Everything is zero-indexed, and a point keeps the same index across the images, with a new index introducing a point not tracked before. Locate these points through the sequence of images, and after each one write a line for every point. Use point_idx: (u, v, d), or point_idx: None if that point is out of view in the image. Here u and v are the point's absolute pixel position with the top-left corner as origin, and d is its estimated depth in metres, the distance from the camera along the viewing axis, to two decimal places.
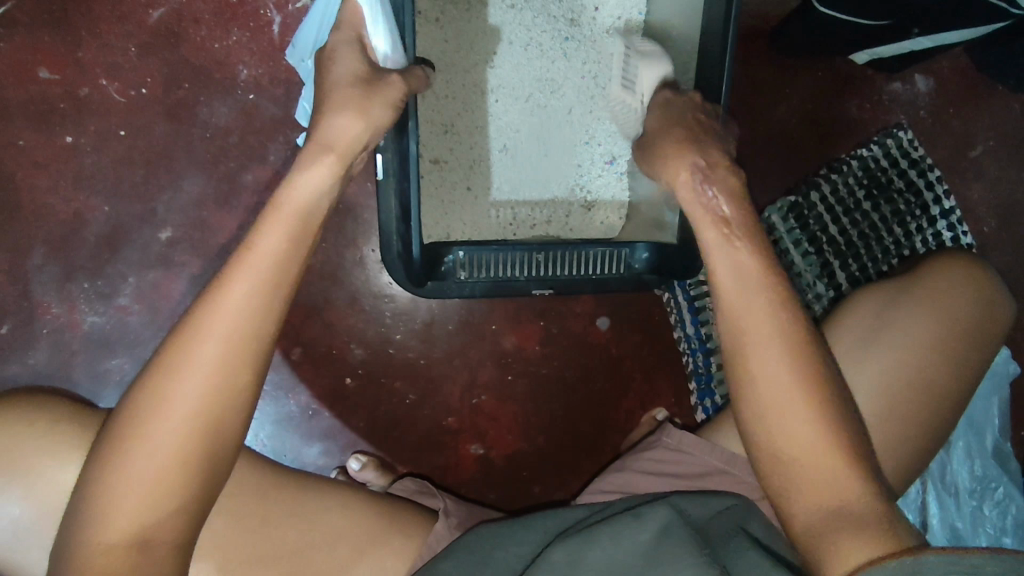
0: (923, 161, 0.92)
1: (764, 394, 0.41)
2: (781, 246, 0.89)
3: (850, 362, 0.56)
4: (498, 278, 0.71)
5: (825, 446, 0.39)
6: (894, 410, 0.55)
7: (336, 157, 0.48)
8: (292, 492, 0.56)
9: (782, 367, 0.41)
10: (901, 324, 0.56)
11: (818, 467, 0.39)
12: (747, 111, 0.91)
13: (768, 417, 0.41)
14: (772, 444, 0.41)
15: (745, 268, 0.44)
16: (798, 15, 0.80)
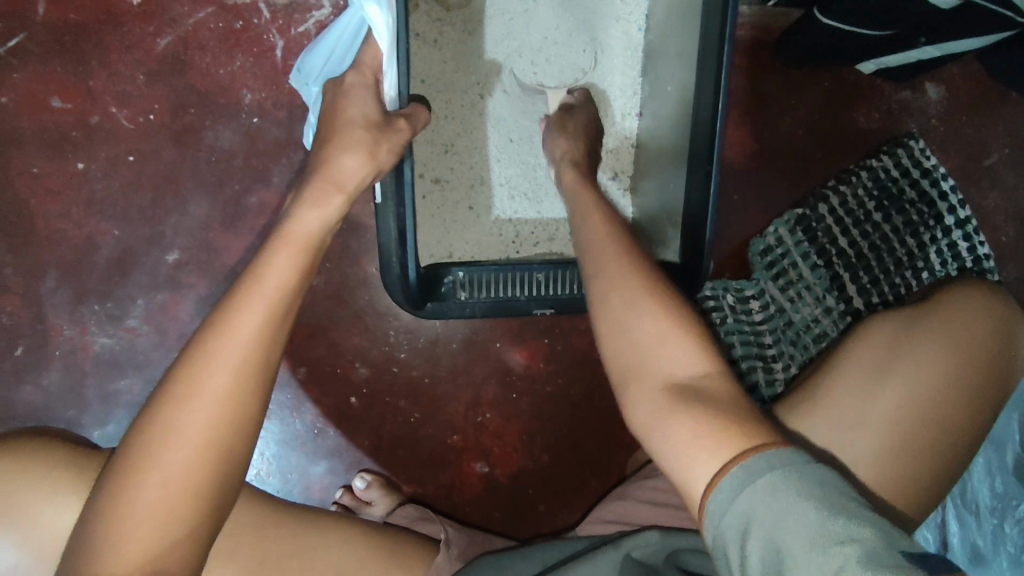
0: (936, 171, 0.90)
1: (620, 295, 0.46)
2: (789, 261, 0.88)
3: (864, 392, 0.53)
4: (498, 298, 0.72)
5: (666, 329, 0.44)
6: (910, 442, 0.52)
7: (345, 195, 0.51)
8: (291, 521, 0.56)
9: (634, 276, 0.46)
10: (916, 355, 0.54)
11: (663, 358, 0.43)
12: (752, 122, 0.90)
13: (622, 314, 0.45)
14: (628, 336, 0.44)
15: (603, 221, 0.54)
16: (802, 26, 0.79)
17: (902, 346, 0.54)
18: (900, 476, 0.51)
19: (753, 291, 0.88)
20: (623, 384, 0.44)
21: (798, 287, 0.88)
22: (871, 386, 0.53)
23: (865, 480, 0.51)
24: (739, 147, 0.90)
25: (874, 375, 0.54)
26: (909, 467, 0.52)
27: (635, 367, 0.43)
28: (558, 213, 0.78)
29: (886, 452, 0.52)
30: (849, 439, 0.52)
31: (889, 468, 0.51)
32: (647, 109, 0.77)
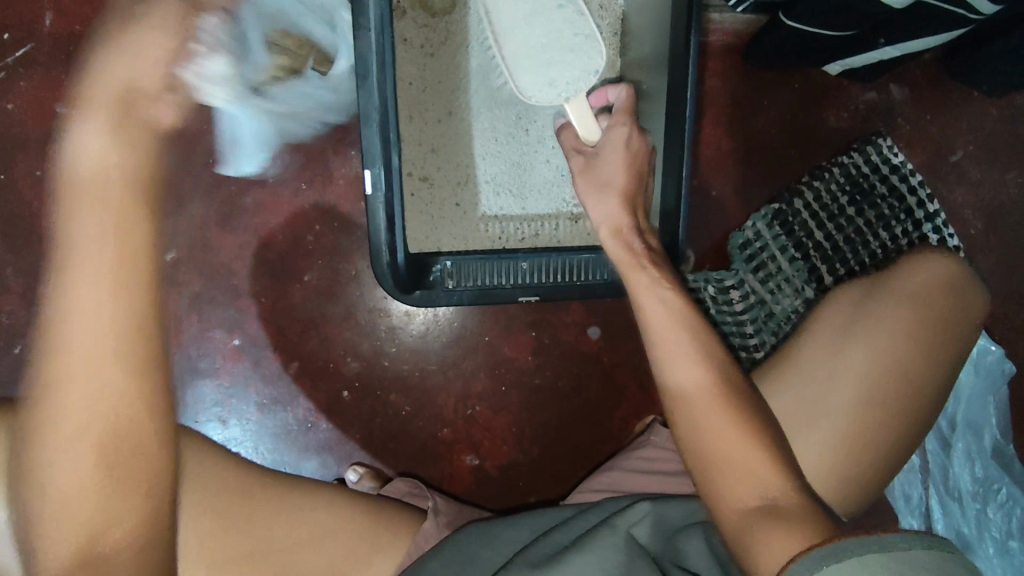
0: (904, 167, 0.94)
1: (692, 407, 0.50)
2: (767, 253, 0.92)
3: (831, 353, 0.56)
4: (484, 287, 0.74)
5: (747, 448, 0.47)
6: (874, 397, 0.54)
7: (122, 58, 0.40)
8: (281, 495, 0.58)
9: (702, 378, 0.50)
10: (876, 314, 0.56)
11: (743, 474, 0.47)
12: (727, 124, 0.94)
13: (695, 422, 0.49)
14: (703, 450, 0.48)
15: (677, 297, 0.55)
16: (769, 30, 0.83)
17: (863, 306, 0.57)
18: (861, 430, 0.54)
19: (732, 282, 0.91)
20: (700, 485, 0.49)
21: (777, 279, 0.91)
22: (833, 342, 0.57)
23: (831, 436, 0.54)
24: (714, 147, 0.94)
25: (836, 333, 0.57)
26: (871, 424, 0.54)
27: (713, 478, 0.48)
28: (543, 210, 0.81)
29: (852, 411, 0.55)
30: (816, 398, 0.55)
31: (851, 424, 0.54)
32: None
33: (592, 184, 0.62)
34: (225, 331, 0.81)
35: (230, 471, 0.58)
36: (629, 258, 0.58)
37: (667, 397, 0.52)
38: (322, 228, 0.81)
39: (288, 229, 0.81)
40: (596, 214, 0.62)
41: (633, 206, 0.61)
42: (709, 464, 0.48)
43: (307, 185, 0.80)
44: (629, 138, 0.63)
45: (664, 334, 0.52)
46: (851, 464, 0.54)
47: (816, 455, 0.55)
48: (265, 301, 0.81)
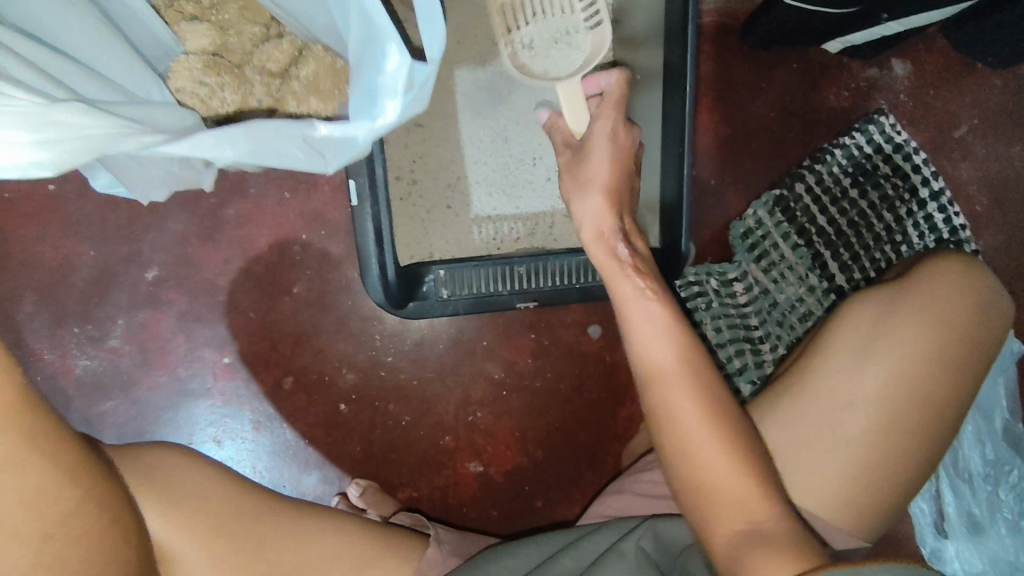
0: (908, 145, 0.90)
1: (677, 430, 0.48)
2: (769, 242, 0.89)
3: (850, 374, 0.55)
4: (481, 294, 0.74)
5: (738, 476, 0.47)
6: (889, 418, 0.54)
7: None
8: (289, 518, 0.56)
9: (691, 398, 0.49)
10: (897, 334, 0.55)
11: (733, 505, 0.47)
12: (725, 108, 0.91)
13: (685, 450, 0.48)
14: (690, 477, 0.48)
15: (664, 307, 0.53)
16: (766, 11, 0.80)
17: (882, 324, 0.56)
18: (872, 449, 0.54)
19: (735, 274, 0.89)
20: (686, 510, 0.49)
21: (781, 267, 0.88)
22: (851, 363, 0.55)
23: (847, 458, 0.54)
24: (711, 133, 0.91)
25: (854, 354, 0.55)
26: (884, 444, 0.54)
27: (701, 509, 0.48)
28: (536, 207, 0.77)
29: (866, 433, 0.54)
30: (831, 422, 0.55)
31: (863, 446, 0.54)
32: None
33: (579, 188, 0.59)
34: (215, 348, 0.78)
35: (227, 493, 0.55)
36: (615, 266, 0.55)
37: (649, 419, 0.51)
38: (309, 237, 0.78)
39: (274, 239, 0.77)
40: (583, 210, 0.59)
41: (619, 210, 0.58)
42: (696, 490, 0.48)
43: (291, 193, 0.77)
44: (613, 132, 0.60)
45: (654, 359, 0.51)
46: (861, 487, 0.55)
47: (826, 474, 0.55)
48: (255, 315, 0.78)
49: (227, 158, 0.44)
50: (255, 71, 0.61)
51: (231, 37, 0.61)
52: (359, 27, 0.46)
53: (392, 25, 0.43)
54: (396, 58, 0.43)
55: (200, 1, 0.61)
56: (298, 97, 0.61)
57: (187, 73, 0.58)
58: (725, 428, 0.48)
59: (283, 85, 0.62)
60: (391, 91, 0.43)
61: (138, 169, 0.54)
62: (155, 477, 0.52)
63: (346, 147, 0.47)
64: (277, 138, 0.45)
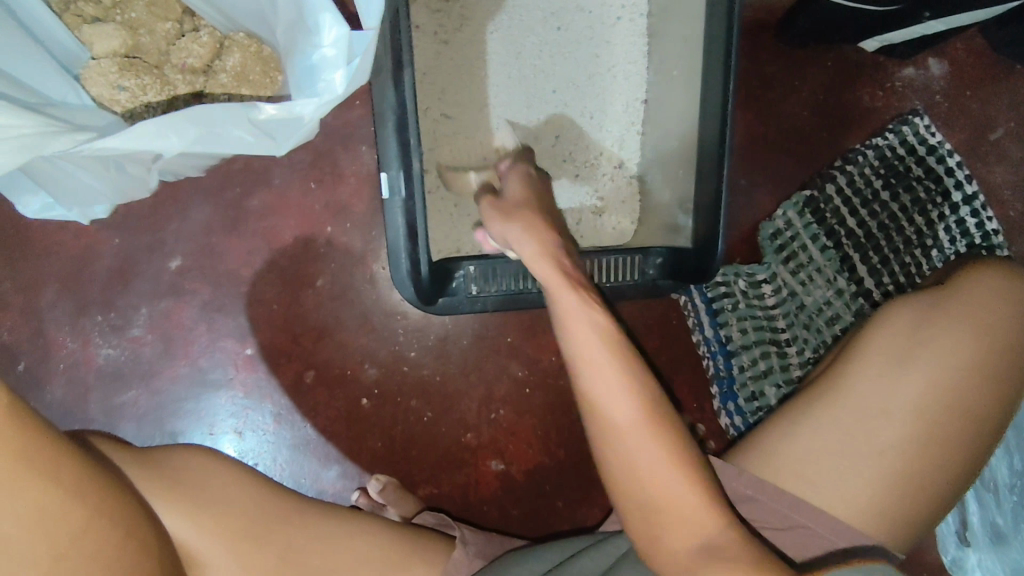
0: (942, 147, 0.88)
1: (639, 475, 0.42)
2: (798, 243, 0.88)
3: (887, 382, 0.53)
4: (509, 292, 0.71)
5: (698, 506, 0.42)
6: (931, 430, 0.52)
7: None
8: (313, 520, 0.55)
9: (643, 427, 0.41)
10: (936, 342, 0.54)
11: (698, 539, 0.42)
12: (756, 107, 0.89)
13: (646, 487, 0.42)
14: (646, 513, 0.42)
15: (602, 320, 0.43)
16: (805, 7, 0.78)
17: (920, 333, 0.55)
18: (918, 461, 0.51)
19: (764, 276, 0.88)
20: (633, 533, 0.45)
21: (809, 270, 0.87)
22: (888, 370, 0.54)
23: (879, 470, 0.52)
24: (743, 132, 0.89)
25: (890, 362, 0.54)
26: (931, 455, 0.52)
27: (659, 544, 0.43)
28: (566, 204, 0.76)
29: (907, 446, 0.52)
30: (869, 433, 0.53)
31: (907, 461, 0.52)
32: (652, 96, 0.76)
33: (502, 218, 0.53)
34: (237, 340, 0.77)
35: (255, 489, 0.55)
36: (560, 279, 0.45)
37: (599, 449, 0.43)
38: (334, 230, 0.77)
39: (299, 231, 0.76)
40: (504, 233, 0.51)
41: None
42: (656, 526, 0.42)
43: (317, 184, 0.76)
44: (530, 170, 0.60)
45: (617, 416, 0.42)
46: (895, 501, 0.52)
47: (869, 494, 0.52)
48: (278, 308, 0.77)
49: (172, 146, 0.48)
50: (175, 70, 0.61)
51: (143, 37, 0.61)
52: (296, 5, 0.52)
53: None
54: (334, 31, 0.50)
55: (102, 3, 0.60)
56: (225, 88, 0.62)
57: (102, 77, 0.58)
58: (683, 455, 0.42)
59: (208, 79, 0.62)
60: (334, 65, 0.50)
61: (68, 177, 0.55)
62: (179, 477, 0.52)
63: (293, 125, 0.51)
64: (222, 120, 0.48)
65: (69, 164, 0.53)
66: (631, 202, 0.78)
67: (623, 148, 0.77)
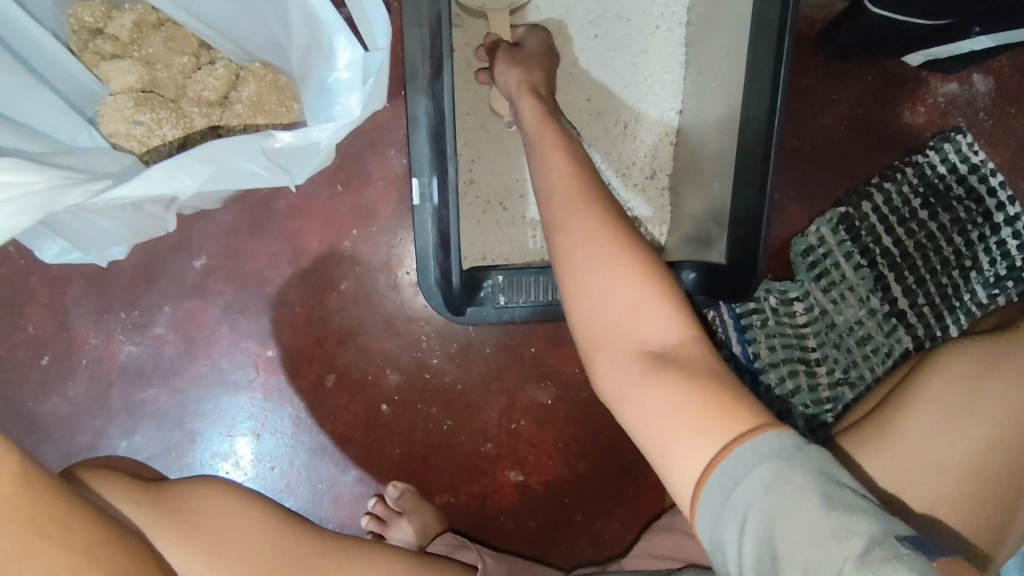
0: (984, 166, 0.86)
1: (596, 276, 0.42)
2: (831, 260, 0.85)
3: (935, 429, 0.51)
4: (538, 303, 0.69)
5: (654, 305, 0.42)
6: (986, 487, 0.49)
7: None
8: (331, 547, 0.55)
9: (603, 224, 0.44)
10: (994, 394, 0.50)
11: (646, 332, 0.42)
12: (792, 118, 0.87)
13: (599, 284, 0.42)
14: (597, 315, 0.42)
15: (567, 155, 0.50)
16: (849, 18, 0.75)
17: (977, 382, 0.51)
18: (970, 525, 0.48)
19: (796, 294, 0.85)
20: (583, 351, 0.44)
21: (842, 288, 0.85)
22: (939, 424, 0.51)
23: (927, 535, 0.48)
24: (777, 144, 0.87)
25: (943, 414, 0.51)
26: (988, 512, 0.48)
27: (606, 346, 0.42)
28: None
29: (956, 506, 0.48)
30: (916, 484, 0.50)
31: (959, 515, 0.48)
32: (688, 107, 0.75)
33: (519, 88, 0.60)
34: (258, 342, 0.77)
35: (273, 519, 0.54)
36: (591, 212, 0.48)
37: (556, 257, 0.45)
38: (359, 233, 0.76)
39: (325, 233, 0.76)
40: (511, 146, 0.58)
41: None
42: (608, 328, 0.42)
43: (343, 185, 0.75)
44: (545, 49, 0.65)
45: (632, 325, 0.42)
46: None
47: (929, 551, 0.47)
48: (301, 310, 0.77)
49: (187, 186, 0.48)
50: (192, 103, 0.62)
51: (160, 72, 0.62)
52: (310, 30, 0.53)
53: (341, 22, 0.50)
54: (347, 55, 0.51)
55: (118, 38, 0.61)
56: (240, 118, 0.62)
57: (118, 113, 0.58)
58: (645, 261, 0.43)
59: (224, 111, 0.63)
60: (350, 87, 0.51)
61: (77, 220, 0.53)
62: (194, 516, 0.52)
63: (311, 152, 0.52)
64: (237, 154, 0.48)
65: (80, 213, 0.52)
66: (663, 213, 0.77)
67: (657, 158, 0.76)
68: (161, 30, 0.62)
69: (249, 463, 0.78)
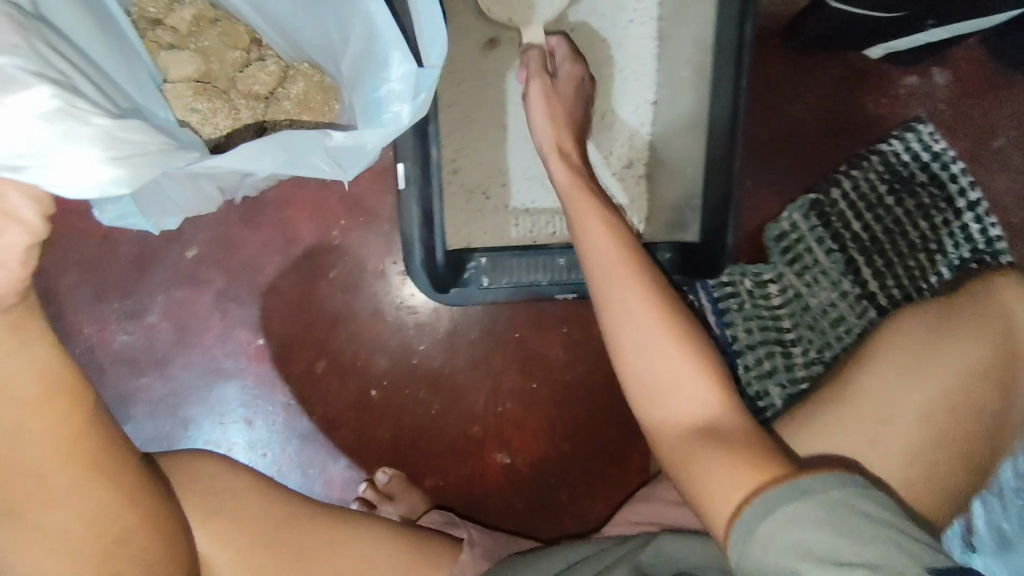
0: (946, 154, 0.90)
1: (637, 343, 0.49)
2: (804, 245, 0.89)
3: (897, 387, 0.57)
4: (520, 283, 0.75)
5: (694, 371, 0.48)
6: (938, 428, 0.56)
7: None
8: (322, 516, 0.57)
9: (637, 295, 0.51)
10: (947, 349, 0.57)
11: (687, 397, 0.48)
12: (762, 110, 0.91)
13: (639, 353, 0.49)
14: (642, 380, 0.49)
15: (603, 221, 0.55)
16: (810, 12, 0.80)
17: (932, 338, 0.58)
18: (920, 462, 0.56)
19: (771, 276, 0.88)
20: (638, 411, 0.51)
21: (815, 271, 0.88)
22: (900, 376, 0.57)
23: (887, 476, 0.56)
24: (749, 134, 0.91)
25: (903, 367, 0.57)
26: (936, 450, 0.56)
27: (652, 407, 0.49)
28: None
29: (913, 448, 0.56)
30: (878, 434, 0.57)
31: (910, 462, 0.56)
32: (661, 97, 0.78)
33: (545, 112, 0.62)
34: (249, 329, 0.78)
35: (268, 486, 0.56)
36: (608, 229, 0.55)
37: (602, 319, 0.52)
38: (348, 222, 0.78)
39: (314, 222, 0.78)
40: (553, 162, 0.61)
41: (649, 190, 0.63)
42: (655, 397, 0.49)
43: (332, 176, 0.78)
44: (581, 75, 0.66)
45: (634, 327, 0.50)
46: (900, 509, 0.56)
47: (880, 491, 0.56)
48: (291, 298, 0.79)
49: (267, 166, 0.49)
50: (241, 95, 0.63)
51: (214, 63, 0.63)
52: (365, 39, 0.54)
53: (398, 34, 0.51)
54: (402, 68, 0.51)
55: (178, 29, 0.63)
56: (288, 114, 0.63)
57: (177, 99, 0.60)
58: (683, 330, 0.50)
59: (270, 105, 0.64)
60: (399, 97, 0.52)
61: (156, 189, 0.55)
62: (195, 488, 0.53)
63: (358, 155, 0.52)
64: (302, 148, 0.49)
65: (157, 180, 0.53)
66: (640, 202, 0.78)
67: (633, 148, 0.77)
68: (217, 24, 0.64)
69: (242, 450, 0.79)
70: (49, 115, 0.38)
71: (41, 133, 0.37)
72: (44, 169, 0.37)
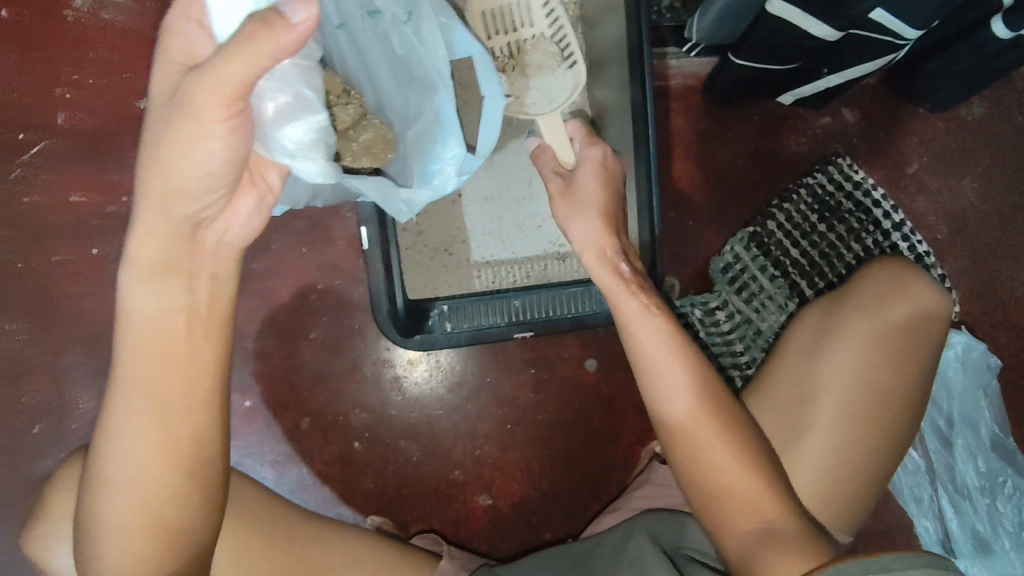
0: (866, 183, 0.99)
1: (699, 447, 0.56)
2: (748, 274, 0.97)
3: (805, 371, 0.65)
4: (480, 326, 0.81)
5: (749, 482, 0.54)
6: (856, 410, 0.63)
7: None
8: (314, 530, 0.60)
9: (680, 377, 0.57)
10: (840, 330, 0.65)
11: (741, 509, 0.54)
12: (695, 157, 1.01)
13: (695, 451, 0.56)
14: (706, 483, 0.55)
15: (655, 320, 0.60)
16: (720, 70, 0.91)
17: (826, 323, 0.66)
18: (843, 442, 0.63)
19: (717, 304, 0.96)
20: (705, 517, 0.56)
21: (761, 297, 0.96)
22: (802, 360, 0.66)
23: (810, 455, 0.63)
24: (686, 180, 1.01)
25: (805, 351, 0.66)
26: (859, 433, 0.63)
27: (716, 517, 0.54)
28: (532, 253, 0.84)
29: (835, 427, 0.63)
30: (795, 415, 0.64)
31: (840, 441, 0.63)
32: None
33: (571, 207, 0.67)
34: (237, 393, 0.84)
35: (266, 498, 0.60)
36: (619, 282, 0.63)
37: (654, 405, 0.59)
38: (325, 286, 0.85)
39: (293, 289, 0.85)
40: (578, 231, 0.66)
41: (615, 228, 0.66)
42: (714, 500, 0.55)
43: (308, 247, 0.85)
44: (603, 158, 0.68)
45: (667, 376, 0.58)
46: (840, 483, 0.63)
47: (819, 474, 0.63)
48: (274, 360, 0.84)
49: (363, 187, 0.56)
50: None
51: None
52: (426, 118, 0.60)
53: (457, 120, 0.56)
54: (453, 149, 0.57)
55: None
56: (352, 156, 0.66)
57: None
58: (734, 437, 0.56)
59: (340, 141, 0.65)
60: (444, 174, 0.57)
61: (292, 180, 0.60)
62: None
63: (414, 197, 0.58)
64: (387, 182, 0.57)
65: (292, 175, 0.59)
66: None
67: None
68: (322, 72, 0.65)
69: None
70: (320, 130, 0.48)
71: (311, 137, 0.48)
72: (298, 161, 0.48)
